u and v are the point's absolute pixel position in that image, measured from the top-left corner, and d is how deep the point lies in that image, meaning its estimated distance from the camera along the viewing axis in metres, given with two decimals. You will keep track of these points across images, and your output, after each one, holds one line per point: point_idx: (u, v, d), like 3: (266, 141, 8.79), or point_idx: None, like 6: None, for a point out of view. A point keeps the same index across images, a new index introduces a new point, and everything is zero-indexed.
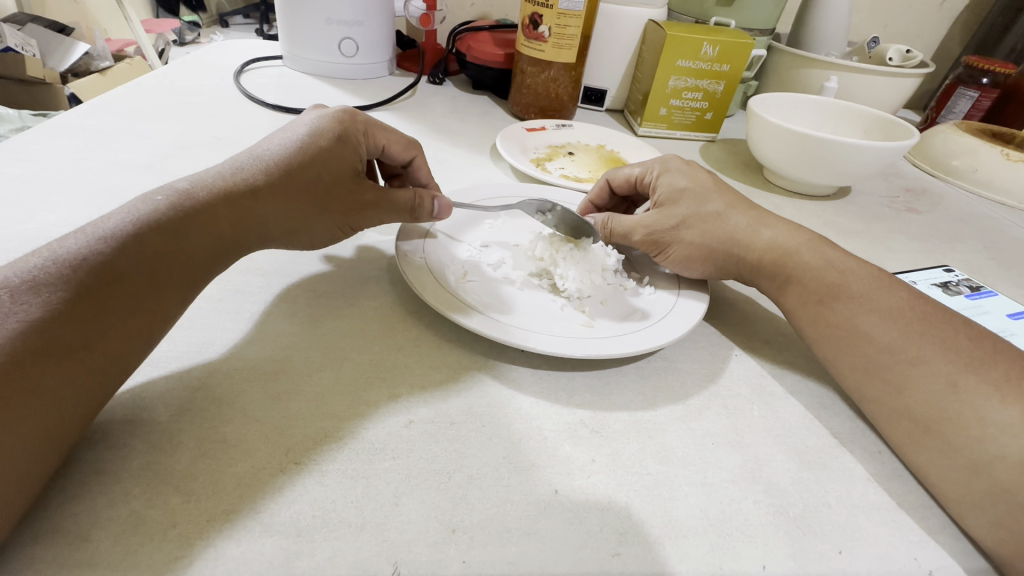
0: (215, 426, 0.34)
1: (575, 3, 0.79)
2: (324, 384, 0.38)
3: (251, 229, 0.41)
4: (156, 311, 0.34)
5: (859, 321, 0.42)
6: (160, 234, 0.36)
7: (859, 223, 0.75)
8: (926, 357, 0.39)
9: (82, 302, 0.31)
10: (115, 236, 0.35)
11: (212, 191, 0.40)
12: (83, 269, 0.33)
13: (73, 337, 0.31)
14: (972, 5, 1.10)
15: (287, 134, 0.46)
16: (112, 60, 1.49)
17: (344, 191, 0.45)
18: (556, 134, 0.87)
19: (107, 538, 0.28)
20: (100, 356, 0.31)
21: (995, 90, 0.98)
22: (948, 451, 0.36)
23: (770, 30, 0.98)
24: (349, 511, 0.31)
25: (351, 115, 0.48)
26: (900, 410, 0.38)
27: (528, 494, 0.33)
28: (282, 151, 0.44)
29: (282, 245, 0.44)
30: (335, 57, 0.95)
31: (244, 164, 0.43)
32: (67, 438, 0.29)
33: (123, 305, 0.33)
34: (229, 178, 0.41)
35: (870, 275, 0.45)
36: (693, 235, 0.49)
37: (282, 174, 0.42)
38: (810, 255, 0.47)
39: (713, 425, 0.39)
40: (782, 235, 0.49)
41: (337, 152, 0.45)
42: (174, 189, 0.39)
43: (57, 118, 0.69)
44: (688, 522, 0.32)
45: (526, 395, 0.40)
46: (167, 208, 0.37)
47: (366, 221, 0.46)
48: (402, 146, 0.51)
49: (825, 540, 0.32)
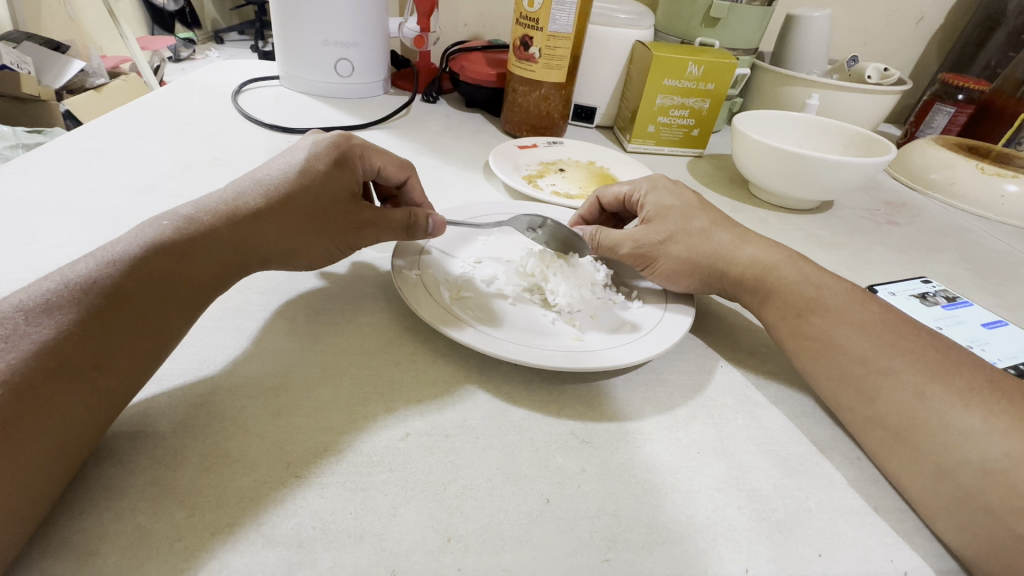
0: (218, 442, 0.35)
1: (564, 26, 0.81)
2: (323, 399, 0.39)
3: (253, 250, 0.42)
4: (163, 330, 0.36)
5: (834, 333, 0.44)
6: (166, 255, 0.37)
7: (841, 235, 0.77)
8: (897, 367, 0.40)
9: (91, 322, 0.33)
10: (122, 259, 0.36)
11: (215, 215, 0.41)
12: (94, 291, 0.34)
13: (83, 357, 0.32)
14: (947, 24, 1.14)
15: (286, 158, 0.48)
16: (107, 78, 1.52)
17: (342, 212, 0.46)
18: (547, 151, 0.90)
19: (114, 552, 0.29)
20: (111, 375, 0.33)
21: (971, 106, 1.01)
22: (917, 456, 0.37)
23: (753, 49, 1.01)
24: (348, 522, 0.32)
25: (347, 139, 0.50)
26: (873, 418, 0.40)
27: (521, 503, 0.34)
28: (281, 176, 0.45)
29: (281, 266, 0.45)
30: (332, 78, 0.98)
31: (246, 189, 0.44)
32: (77, 455, 0.30)
33: (131, 325, 0.34)
34: (232, 203, 0.43)
35: (845, 289, 0.47)
36: (678, 249, 0.51)
37: (281, 197, 0.44)
38: (789, 271, 0.49)
39: (700, 435, 0.41)
40: (763, 251, 0.51)
41: (335, 177, 0.46)
42: (180, 214, 0.41)
43: (59, 139, 0.70)
44: (674, 529, 0.34)
45: (520, 408, 0.41)
46: (173, 231, 0.39)
47: (363, 241, 0.47)
48: (397, 168, 0.52)
49: (806, 543, 0.34)
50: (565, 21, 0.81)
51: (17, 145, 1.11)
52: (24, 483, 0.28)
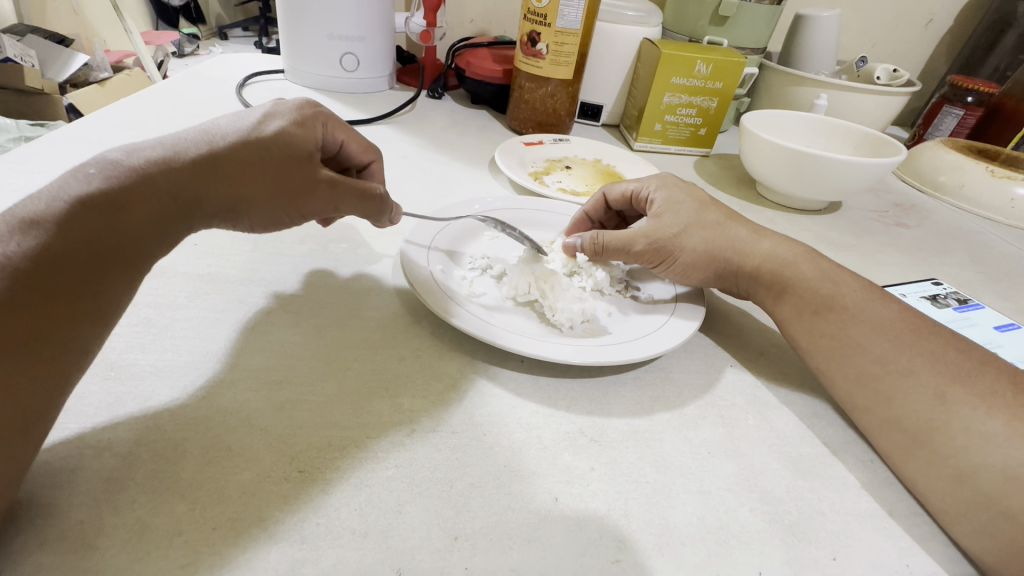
0: (220, 435, 0.34)
1: (572, 22, 0.81)
2: (327, 394, 0.39)
3: (194, 204, 0.38)
4: (102, 295, 0.33)
5: (853, 333, 0.43)
6: (96, 211, 0.34)
7: (850, 236, 0.77)
8: (916, 368, 0.40)
9: (20, 289, 0.30)
10: (45, 218, 0.32)
11: (149, 159, 0.37)
12: (14, 254, 0.31)
13: (21, 328, 0.29)
14: (956, 26, 1.13)
15: (238, 115, 0.44)
16: (110, 71, 1.51)
17: (296, 167, 0.41)
18: (553, 148, 0.89)
19: (114, 546, 0.28)
20: (45, 345, 0.30)
21: (980, 108, 1.01)
22: (935, 460, 0.36)
23: (762, 49, 1.00)
24: (353, 519, 0.31)
25: (313, 105, 0.47)
26: (890, 420, 0.39)
27: (529, 502, 0.33)
28: (230, 129, 0.42)
29: (224, 223, 0.40)
30: (336, 72, 0.97)
31: (188, 137, 0.40)
32: (32, 435, 0.29)
33: (64, 291, 0.31)
34: (169, 148, 0.39)
35: (863, 287, 0.46)
36: (694, 242, 0.51)
37: (224, 148, 0.40)
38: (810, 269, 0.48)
39: (710, 435, 0.40)
40: (780, 247, 0.50)
41: (293, 133, 0.43)
42: (107, 161, 0.37)
43: (62, 129, 0.70)
44: (685, 530, 0.33)
45: (527, 403, 0.40)
46: (102, 183, 0.35)
47: (318, 204, 0.43)
48: (361, 147, 0.51)
49: (820, 547, 0.33)
50: (572, 17, 0.80)
51: (18, 137, 1.10)
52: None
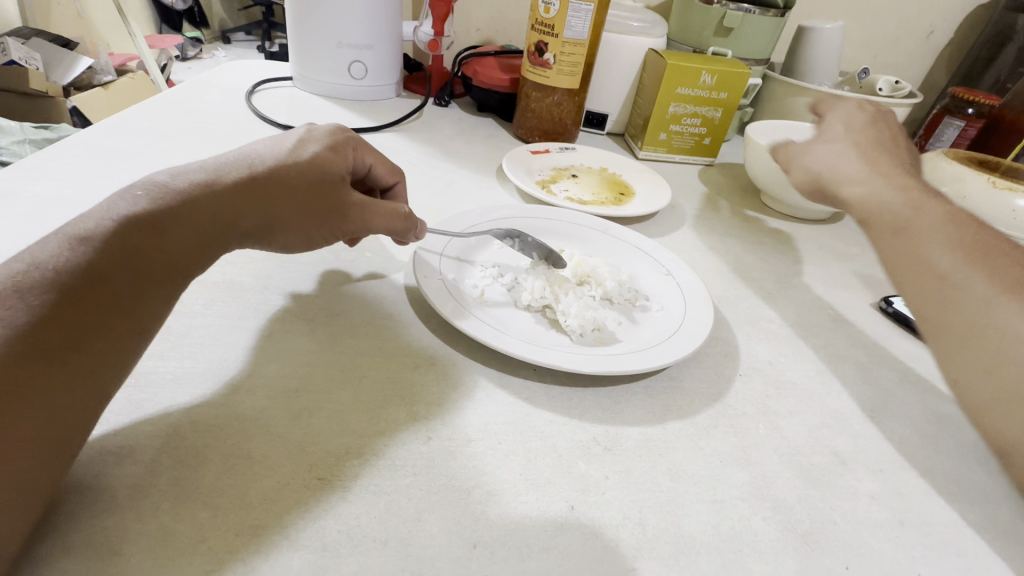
0: (240, 443, 0.35)
1: (579, 33, 0.82)
2: (344, 402, 0.39)
3: (230, 226, 0.39)
4: (142, 311, 0.33)
5: (921, 249, 0.44)
6: (141, 230, 0.35)
7: (854, 246, 0.77)
8: (971, 281, 0.40)
9: (67, 307, 0.31)
10: (94, 237, 0.33)
11: (192, 181, 0.38)
12: (66, 271, 0.32)
13: (58, 338, 0.30)
14: (957, 39, 1.15)
15: (274, 140, 0.46)
16: (114, 75, 1.52)
17: (329, 191, 0.44)
18: (560, 156, 0.90)
19: (138, 553, 0.28)
20: (84, 355, 0.30)
21: (981, 120, 1.02)
22: (979, 359, 0.37)
23: (766, 59, 1.01)
24: (372, 526, 0.31)
25: (343, 131, 0.49)
26: (941, 323, 0.40)
27: (546, 510, 0.34)
28: (268, 153, 0.44)
29: (258, 245, 0.42)
30: (344, 79, 0.98)
31: (229, 161, 0.42)
32: (68, 444, 0.29)
33: (107, 307, 0.32)
34: (212, 171, 0.40)
35: (946, 214, 0.46)
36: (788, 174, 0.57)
37: (262, 173, 0.41)
38: (889, 196, 0.49)
39: (721, 444, 0.40)
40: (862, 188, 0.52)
41: (327, 158, 0.45)
42: (153, 182, 0.38)
43: (76, 135, 0.70)
44: (699, 539, 0.33)
45: (542, 411, 0.41)
46: (149, 203, 0.36)
47: (349, 224, 0.45)
48: (387, 169, 0.53)
49: (832, 556, 0.34)
50: (580, 28, 0.81)
51: (23, 140, 1.10)
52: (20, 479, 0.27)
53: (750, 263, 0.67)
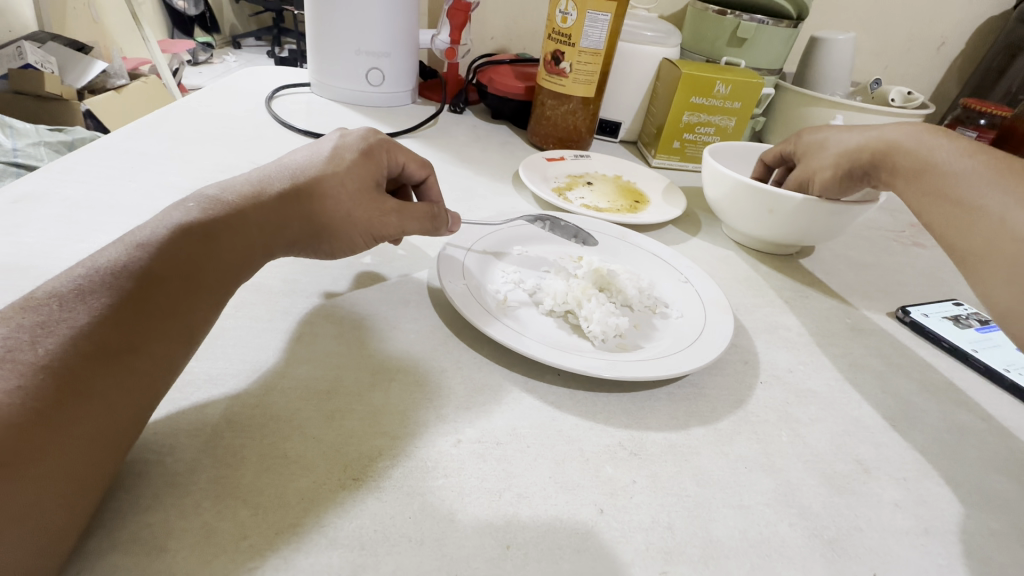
0: (276, 442, 0.35)
1: (596, 42, 0.83)
2: (375, 404, 0.40)
3: (276, 231, 0.41)
4: (194, 315, 0.34)
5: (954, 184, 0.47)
6: (192, 237, 0.36)
7: (868, 255, 0.77)
8: (988, 199, 0.44)
9: (125, 309, 0.32)
10: (151, 243, 0.35)
11: (240, 195, 0.40)
12: (124, 275, 0.33)
13: (118, 341, 0.31)
14: (967, 51, 1.15)
15: (312, 148, 0.48)
16: (127, 79, 1.54)
17: (365, 195, 0.46)
18: (574, 164, 0.91)
19: (183, 548, 0.29)
20: (138, 356, 0.31)
21: (993, 131, 1.03)
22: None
23: (778, 69, 1.02)
24: (408, 526, 0.32)
25: (375, 134, 0.50)
26: (969, 250, 0.43)
27: (575, 513, 0.34)
28: (308, 163, 0.45)
29: (303, 251, 0.44)
30: (362, 86, 0.99)
31: (271, 173, 0.44)
32: (123, 443, 0.30)
33: (161, 309, 0.33)
34: (256, 185, 0.42)
35: (964, 146, 0.50)
36: (823, 160, 0.61)
37: (303, 182, 0.43)
38: (906, 140, 0.53)
39: (745, 450, 0.41)
40: (877, 134, 0.57)
41: (362, 164, 0.47)
42: (205, 196, 0.40)
43: (102, 140, 0.72)
44: (728, 543, 0.34)
45: (568, 415, 0.42)
46: (201, 213, 0.38)
47: (386, 228, 0.47)
48: (418, 165, 0.52)
49: (860, 562, 0.34)
50: (596, 38, 0.83)
51: (39, 143, 1.12)
52: (76, 473, 0.27)
53: (765, 272, 0.68)
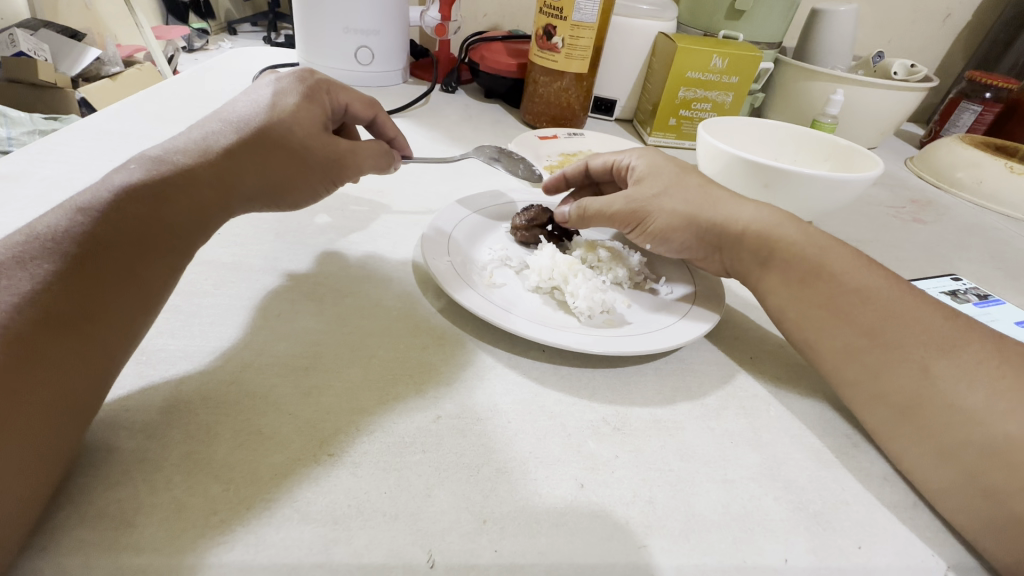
0: (251, 419, 0.35)
1: (588, 15, 0.80)
2: (353, 379, 0.39)
3: (233, 188, 0.40)
4: (150, 280, 0.34)
5: (852, 282, 0.43)
6: (142, 200, 0.35)
7: (867, 231, 0.75)
8: (915, 322, 0.40)
9: (74, 273, 0.31)
10: (93, 207, 0.34)
11: (186, 154, 0.39)
12: (67, 241, 0.32)
13: (72, 308, 0.30)
14: (973, 23, 1.12)
15: (250, 98, 0.46)
16: (122, 66, 1.50)
17: (322, 145, 0.45)
18: (567, 142, 0.89)
19: (151, 523, 0.28)
20: (93, 323, 0.31)
21: (998, 105, 0.99)
22: (924, 431, 0.37)
23: (778, 43, 0.99)
24: (382, 501, 0.31)
25: (311, 75, 0.49)
26: (878, 395, 0.39)
27: (555, 488, 0.34)
28: (250, 113, 0.44)
29: (265, 206, 0.44)
30: (351, 65, 0.97)
31: (215, 129, 0.42)
32: (86, 405, 0.30)
33: (115, 276, 0.32)
34: (202, 142, 0.41)
35: (850, 254, 0.45)
36: (673, 204, 0.50)
37: (255, 134, 0.42)
38: (787, 230, 0.47)
39: (733, 425, 0.40)
40: (762, 215, 0.49)
41: (307, 108, 0.46)
42: (147, 158, 0.39)
43: (84, 121, 0.70)
44: (710, 517, 0.33)
45: (551, 391, 0.41)
46: (144, 174, 0.37)
47: (348, 172, 0.48)
48: (363, 105, 0.52)
49: (845, 536, 0.33)
50: (589, 11, 0.80)
51: (32, 130, 1.11)
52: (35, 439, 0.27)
53: None
